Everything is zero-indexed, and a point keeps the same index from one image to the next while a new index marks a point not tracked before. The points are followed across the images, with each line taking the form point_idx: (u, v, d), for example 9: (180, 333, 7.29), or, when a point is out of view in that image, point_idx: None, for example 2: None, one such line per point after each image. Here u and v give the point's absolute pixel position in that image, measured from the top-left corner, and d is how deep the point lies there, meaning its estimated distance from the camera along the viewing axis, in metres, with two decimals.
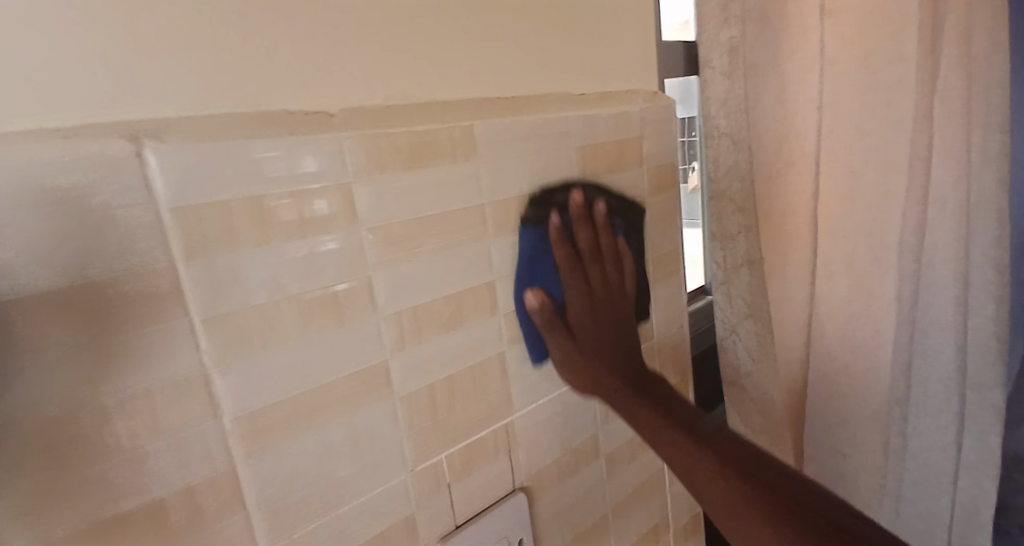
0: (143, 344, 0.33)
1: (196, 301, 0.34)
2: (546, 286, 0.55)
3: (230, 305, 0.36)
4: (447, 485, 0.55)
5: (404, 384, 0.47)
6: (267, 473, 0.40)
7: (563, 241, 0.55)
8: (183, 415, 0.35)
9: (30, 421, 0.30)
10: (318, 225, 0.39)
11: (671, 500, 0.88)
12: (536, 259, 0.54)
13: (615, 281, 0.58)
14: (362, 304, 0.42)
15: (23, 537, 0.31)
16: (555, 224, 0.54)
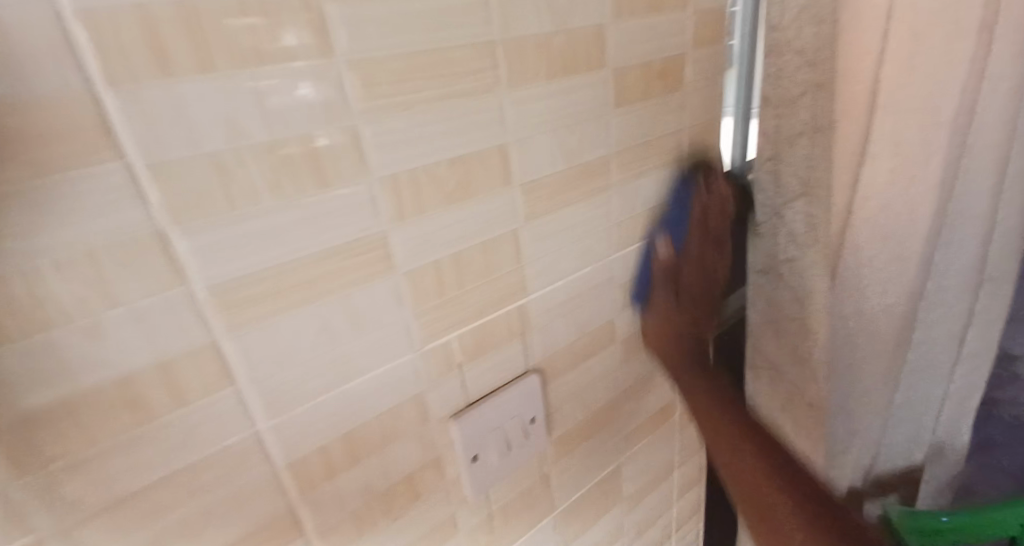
0: (72, 192, 0.28)
1: (133, 141, 0.29)
2: (674, 240, 0.64)
3: (176, 149, 0.30)
4: (457, 366, 0.52)
5: (405, 258, 0.42)
6: (257, 348, 0.36)
7: (698, 209, 0.63)
8: (139, 282, 0.31)
9: None
10: (279, 56, 0.32)
11: (684, 383, 0.86)
12: (677, 214, 0.64)
13: (718, 271, 0.67)
14: (348, 161, 0.36)
15: None
16: (700, 191, 0.63)
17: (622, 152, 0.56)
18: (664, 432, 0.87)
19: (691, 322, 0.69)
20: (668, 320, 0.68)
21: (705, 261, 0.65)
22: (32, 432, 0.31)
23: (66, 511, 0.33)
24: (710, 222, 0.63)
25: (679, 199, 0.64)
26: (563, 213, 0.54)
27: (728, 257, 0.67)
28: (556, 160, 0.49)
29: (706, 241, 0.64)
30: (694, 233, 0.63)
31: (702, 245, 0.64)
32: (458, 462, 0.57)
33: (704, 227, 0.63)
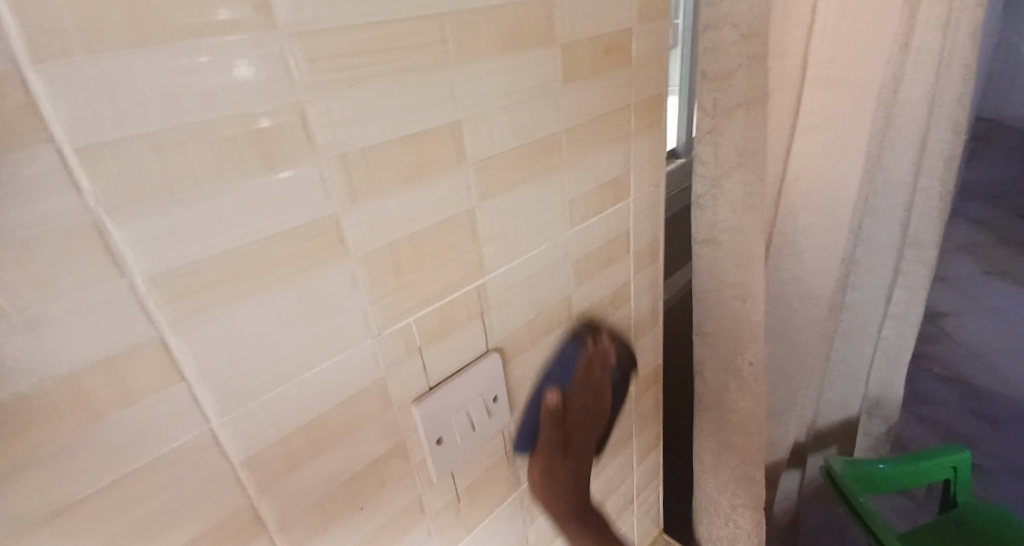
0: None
1: (62, 121, 0.27)
2: (561, 384, 0.69)
3: (110, 129, 0.28)
4: (418, 349, 0.52)
5: (360, 242, 0.41)
6: (207, 340, 0.35)
7: (585, 364, 0.70)
8: (78, 275, 0.29)
9: None
10: (218, 29, 0.30)
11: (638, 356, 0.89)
12: (565, 370, 0.70)
13: (600, 394, 0.70)
14: (296, 141, 0.35)
15: None
16: (589, 347, 0.72)
17: (573, 128, 0.56)
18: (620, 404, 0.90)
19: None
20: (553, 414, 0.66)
21: (579, 405, 0.69)
22: None
23: (7, 523, 0.31)
24: (587, 377, 0.70)
25: (567, 361, 0.71)
26: (518, 192, 0.53)
27: (608, 402, 0.71)
28: (508, 137, 0.49)
29: (583, 387, 0.69)
30: (575, 383, 0.69)
31: (582, 395, 0.69)
32: (422, 445, 0.57)
33: (585, 379, 0.69)
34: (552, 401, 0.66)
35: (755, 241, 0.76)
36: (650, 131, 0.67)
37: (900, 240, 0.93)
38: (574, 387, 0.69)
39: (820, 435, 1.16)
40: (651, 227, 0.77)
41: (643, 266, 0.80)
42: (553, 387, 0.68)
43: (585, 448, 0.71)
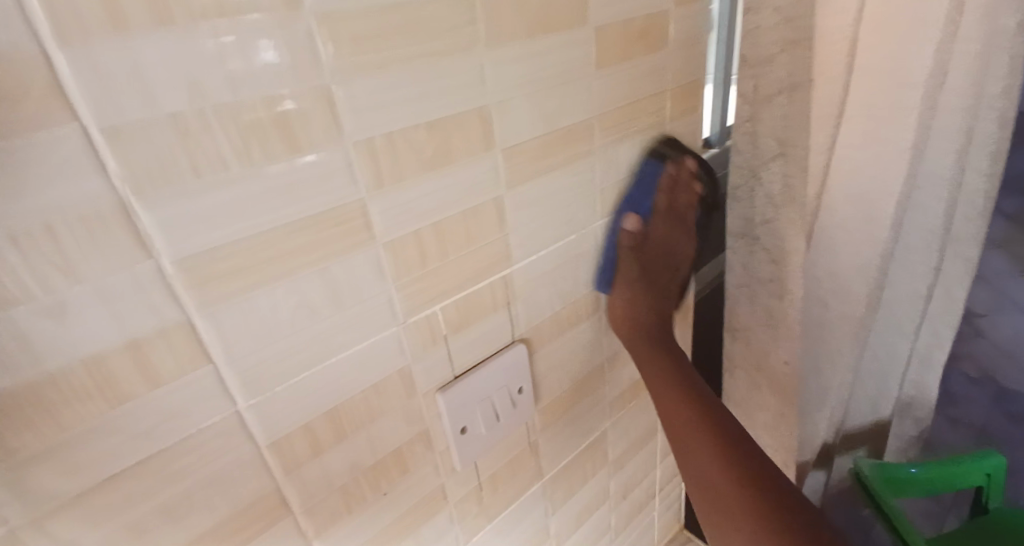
0: (22, 164, 0.26)
1: (86, 103, 0.27)
2: (639, 211, 0.62)
3: (134, 111, 0.28)
4: (443, 338, 0.51)
5: (386, 228, 0.41)
6: (233, 326, 0.35)
7: (665, 188, 0.63)
8: (104, 258, 0.29)
9: None
10: (241, 9, 0.30)
11: None
12: (643, 188, 0.62)
13: (676, 242, 0.66)
14: (320, 124, 0.34)
15: None
16: (669, 169, 0.62)
17: (604, 114, 0.54)
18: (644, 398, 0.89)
19: (665, 247, 0.65)
20: (634, 290, 0.64)
21: (659, 236, 0.64)
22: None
23: (40, 501, 0.32)
24: (677, 202, 0.64)
25: (648, 179, 0.62)
26: (546, 179, 0.52)
27: (693, 238, 0.68)
28: (537, 123, 0.48)
29: (669, 217, 0.64)
30: (661, 209, 0.63)
31: (665, 220, 0.64)
32: (446, 434, 0.57)
33: (672, 205, 0.64)
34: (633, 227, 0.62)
35: (793, 236, 0.72)
36: (684, 119, 0.65)
37: (946, 249, 0.87)
38: (659, 223, 0.64)
39: (850, 437, 1.06)
40: None
41: None
42: (635, 229, 0.62)
43: (661, 274, 0.67)
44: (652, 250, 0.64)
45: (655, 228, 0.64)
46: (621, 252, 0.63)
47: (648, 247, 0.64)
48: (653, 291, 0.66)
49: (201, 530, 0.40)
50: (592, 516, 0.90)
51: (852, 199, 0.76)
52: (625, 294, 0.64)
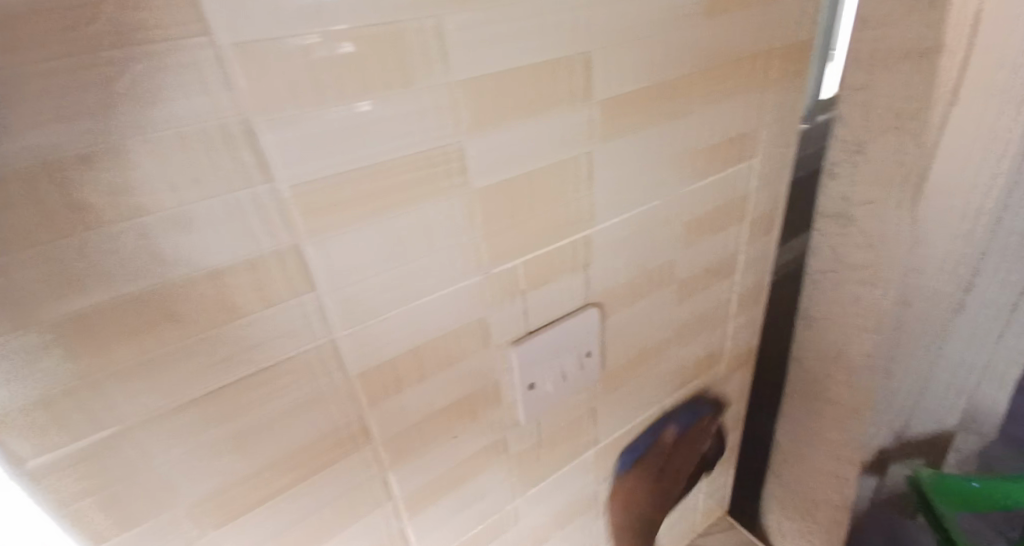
0: (160, 74, 0.27)
1: (221, 16, 0.27)
2: (676, 426, 0.83)
3: (263, 30, 0.28)
4: (520, 293, 0.51)
5: (480, 173, 0.41)
6: (335, 256, 0.36)
7: (700, 415, 0.85)
8: (229, 174, 0.30)
9: (41, 154, 0.25)
10: None
11: (734, 329, 0.85)
12: (691, 413, 0.84)
13: (693, 451, 0.88)
14: (429, 56, 0.34)
15: (61, 297, 0.28)
16: (705, 418, 0.86)
17: (706, 72, 0.52)
18: (707, 375, 0.87)
19: (679, 462, 0.86)
20: (640, 480, 0.82)
21: (680, 450, 0.85)
22: (121, 326, 0.30)
23: (159, 401, 0.33)
24: (703, 427, 0.88)
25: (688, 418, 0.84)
26: (640, 137, 0.50)
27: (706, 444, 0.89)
28: (638, 75, 0.46)
29: (691, 447, 0.85)
30: (693, 426, 0.84)
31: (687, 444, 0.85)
32: (514, 388, 0.58)
33: (703, 427, 0.87)
34: (668, 438, 0.82)
35: (899, 216, 0.69)
36: (790, 81, 0.61)
37: None
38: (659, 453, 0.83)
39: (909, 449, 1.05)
40: (773, 191, 0.71)
41: (757, 234, 0.75)
42: (670, 432, 0.82)
43: (686, 460, 0.86)
44: (680, 451, 0.84)
45: (668, 439, 0.82)
46: (650, 455, 0.81)
47: (677, 451, 0.84)
48: (675, 480, 0.85)
49: (288, 449, 0.42)
50: (640, 490, 0.91)
51: (959, 184, 0.68)
52: (631, 476, 0.81)
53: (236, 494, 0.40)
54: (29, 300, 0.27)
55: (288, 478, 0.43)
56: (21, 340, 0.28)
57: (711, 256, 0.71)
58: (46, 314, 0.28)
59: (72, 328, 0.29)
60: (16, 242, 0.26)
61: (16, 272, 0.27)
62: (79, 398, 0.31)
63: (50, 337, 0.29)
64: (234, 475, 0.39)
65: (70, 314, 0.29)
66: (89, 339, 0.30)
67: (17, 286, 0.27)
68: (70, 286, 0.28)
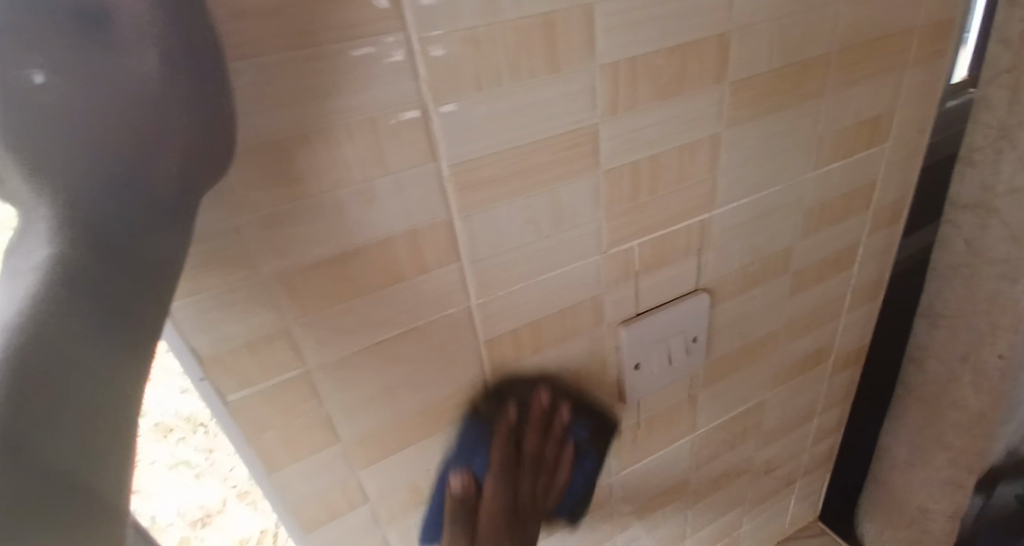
0: (360, 65, 0.30)
1: (412, 13, 0.30)
2: (468, 469, 0.49)
3: (445, 25, 0.31)
4: (634, 275, 0.53)
5: (612, 155, 0.42)
6: (480, 230, 0.40)
7: (512, 439, 0.49)
8: (404, 154, 0.34)
9: (265, 134, 0.30)
10: None
11: (847, 324, 0.81)
12: (473, 450, 0.50)
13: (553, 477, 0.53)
14: (580, 44, 0.36)
15: (271, 257, 0.33)
16: (507, 418, 0.49)
17: (842, 52, 0.50)
18: (815, 370, 0.84)
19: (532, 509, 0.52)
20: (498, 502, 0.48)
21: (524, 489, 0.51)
22: (312, 283, 0.35)
23: (333, 352, 0.38)
24: (522, 452, 0.50)
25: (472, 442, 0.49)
26: (767, 120, 0.50)
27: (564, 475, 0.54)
28: (771, 55, 0.46)
29: (516, 466, 0.50)
30: (496, 466, 0.49)
31: (515, 480, 0.50)
32: (620, 367, 0.59)
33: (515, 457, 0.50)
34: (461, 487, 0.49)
35: None
36: (931, 62, 0.57)
37: None
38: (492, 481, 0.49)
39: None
40: (903, 179, 0.67)
41: (881, 225, 0.71)
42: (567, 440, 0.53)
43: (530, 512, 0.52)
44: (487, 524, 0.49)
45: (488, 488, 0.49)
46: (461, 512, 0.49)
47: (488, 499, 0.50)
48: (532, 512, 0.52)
49: (420, 407, 0.46)
50: (733, 481, 0.91)
51: None
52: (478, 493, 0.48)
53: (379, 442, 0.45)
54: (245, 255, 0.32)
55: (420, 432, 0.47)
56: (236, 290, 0.33)
57: (828, 247, 0.68)
58: (259, 271, 0.33)
59: (277, 284, 0.34)
60: (242, 207, 0.31)
61: (239, 235, 0.32)
62: (272, 345, 0.36)
63: (257, 290, 0.33)
64: (381, 422, 0.44)
65: (276, 273, 0.34)
66: (284, 292, 0.34)
67: (240, 244, 0.32)
68: (275, 247, 0.33)
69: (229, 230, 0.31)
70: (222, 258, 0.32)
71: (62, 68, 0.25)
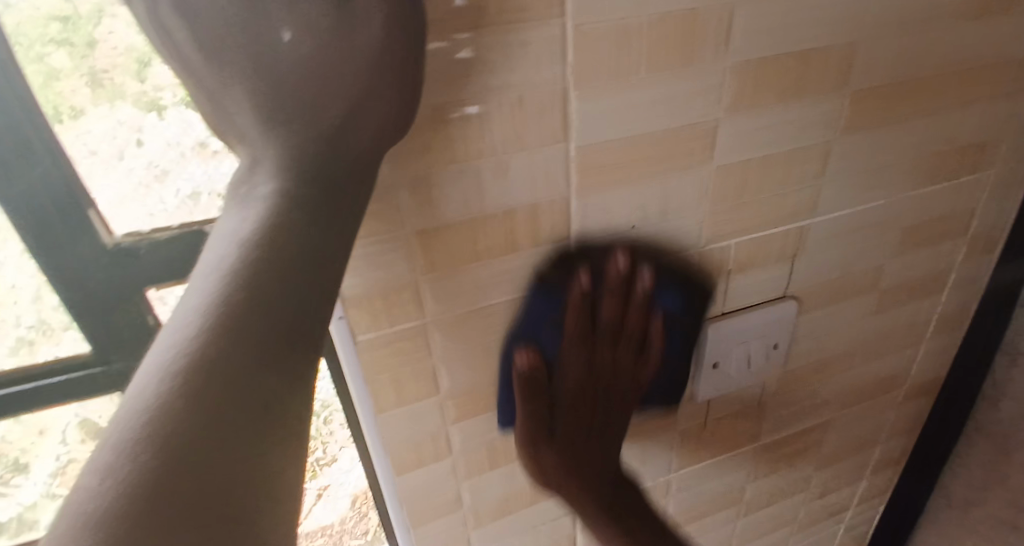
0: (519, 44, 0.34)
1: (572, 1, 0.33)
2: (541, 345, 0.47)
3: (600, 14, 0.34)
4: (725, 274, 0.53)
5: (724, 152, 0.44)
6: (592, 211, 0.42)
7: (584, 305, 0.45)
8: (541, 131, 0.37)
9: (430, 104, 0.34)
10: None
11: (927, 353, 0.80)
12: (540, 321, 0.46)
13: (638, 345, 0.48)
14: (716, 41, 0.38)
15: (415, 215, 0.38)
16: (580, 282, 0.44)
17: (964, 70, 0.50)
18: (886, 395, 0.83)
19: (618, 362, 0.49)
20: (535, 415, 0.48)
21: (604, 318, 0.46)
22: (443, 244, 0.39)
23: (450, 308, 0.43)
24: (599, 320, 0.46)
25: (535, 316, 0.45)
26: (880, 131, 0.50)
27: (640, 351, 0.49)
28: (895, 66, 0.46)
29: (586, 348, 0.47)
30: (571, 335, 0.46)
31: (585, 352, 0.47)
32: (698, 365, 0.60)
33: (589, 330, 0.46)
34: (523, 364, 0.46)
35: None
36: None
37: None
38: (571, 349, 0.46)
39: None
40: (1008, 207, 0.65)
41: (977, 252, 0.69)
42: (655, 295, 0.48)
43: (613, 391, 0.49)
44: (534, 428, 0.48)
45: (579, 365, 0.47)
46: (519, 402, 0.48)
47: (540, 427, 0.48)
48: (580, 396, 0.48)
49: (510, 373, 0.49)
50: (787, 498, 0.90)
51: None
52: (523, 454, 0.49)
53: (471, 400, 0.49)
54: (395, 212, 0.37)
55: (506, 398, 0.50)
56: (381, 241, 0.38)
57: (919, 269, 0.67)
58: (403, 227, 0.38)
59: (415, 240, 0.39)
60: (401, 167, 0.36)
61: (394, 191, 0.36)
62: (400, 295, 0.40)
63: (398, 243, 0.38)
64: (476, 382, 0.48)
65: (415, 230, 0.38)
66: (420, 248, 0.39)
67: (390, 199, 0.37)
68: (419, 205, 0.37)
69: (387, 185, 0.36)
70: (375, 210, 0.37)
71: (310, 33, 0.30)
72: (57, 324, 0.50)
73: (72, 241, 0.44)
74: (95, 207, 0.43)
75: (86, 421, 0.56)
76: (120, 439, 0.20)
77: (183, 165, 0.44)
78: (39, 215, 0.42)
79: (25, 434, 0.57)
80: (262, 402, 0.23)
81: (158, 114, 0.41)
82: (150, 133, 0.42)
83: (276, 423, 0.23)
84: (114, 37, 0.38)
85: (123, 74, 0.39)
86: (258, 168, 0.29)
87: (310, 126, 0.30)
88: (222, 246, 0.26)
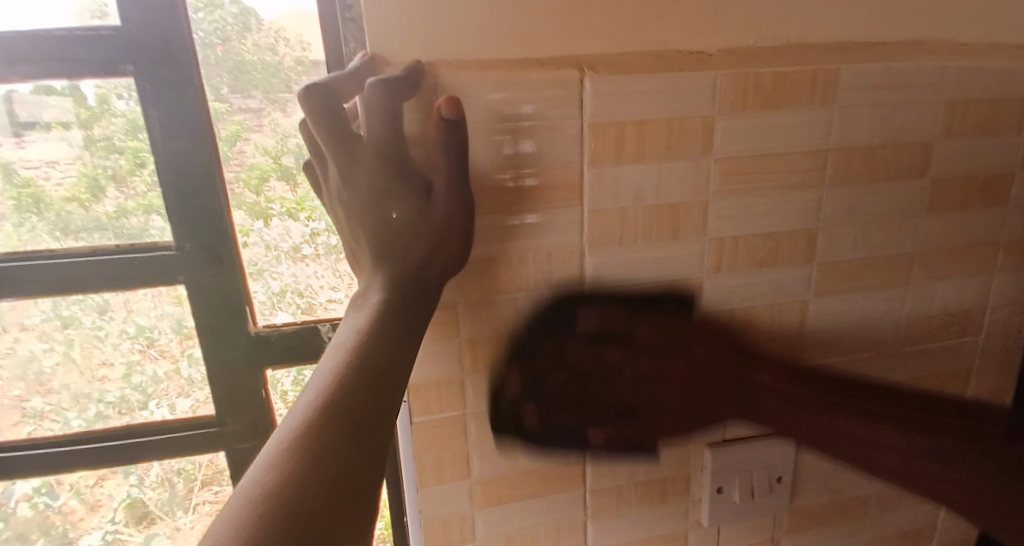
0: (552, 219, 0.50)
1: (588, 196, 0.50)
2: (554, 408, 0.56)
3: (607, 204, 0.51)
4: (725, 404, 0.61)
5: (712, 300, 0.57)
6: (601, 338, 0.55)
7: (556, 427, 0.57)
8: (563, 276, 0.52)
9: (487, 253, 0.50)
10: (681, 147, 0.51)
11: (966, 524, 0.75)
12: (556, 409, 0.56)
13: None
14: (696, 226, 0.53)
15: (469, 328, 0.52)
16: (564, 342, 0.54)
17: (925, 253, 0.61)
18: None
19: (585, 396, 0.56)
20: None
21: None
22: (486, 352, 0.53)
23: (489, 402, 0.55)
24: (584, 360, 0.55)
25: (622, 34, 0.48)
26: (852, 296, 0.61)
27: None
28: (857, 248, 0.59)
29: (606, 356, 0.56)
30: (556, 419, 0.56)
31: None
32: (703, 487, 0.64)
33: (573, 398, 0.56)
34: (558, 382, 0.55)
35: None
36: None
37: None
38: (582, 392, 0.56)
39: None
40: (1008, 371, 0.68)
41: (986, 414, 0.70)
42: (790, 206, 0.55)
43: None
44: None
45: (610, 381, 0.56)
46: None
47: None
48: None
49: (536, 467, 0.58)
50: None
51: None
52: None
53: (496, 487, 0.58)
54: (453, 324, 0.52)
55: (524, 490, 0.59)
56: (441, 345, 0.52)
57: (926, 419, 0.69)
58: (458, 335, 0.52)
59: (465, 347, 0.53)
60: (464, 292, 0.51)
61: (456, 309, 0.51)
62: (449, 387, 0.53)
63: (453, 347, 0.52)
64: (501, 471, 0.58)
65: (466, 338, 0.52)
66: (467, 353, 0.53)
67: (451, 314, 0.51)
68: (472, 320, 0.52)
69: (452, 305, 0.51)
70: (438, 321, 0.51)
71: (411, 209, 0.45)
72: (134, 403, 0.68)
73: (212, 311, 0.63)
74: (251, 304, 0.63)
75: (133, 500, 0.74)
76: (284, 449, 0.32)
77: (275, 264, 0.63)
78: (207, 295, 0.62)
79: (80, 508, 0.74)
80: (354, 424, 0.35)
81: (264, 220, 0.61)
82: (254, 236, 0.62)
83: (372, 447, 0.35)
84: (241, 156, 0.59)
85: (243, 185, 0.59)
86: (367, 289, 0.45)
87: (402, 266, 0.45)
88: (337, 339, 0.41)
